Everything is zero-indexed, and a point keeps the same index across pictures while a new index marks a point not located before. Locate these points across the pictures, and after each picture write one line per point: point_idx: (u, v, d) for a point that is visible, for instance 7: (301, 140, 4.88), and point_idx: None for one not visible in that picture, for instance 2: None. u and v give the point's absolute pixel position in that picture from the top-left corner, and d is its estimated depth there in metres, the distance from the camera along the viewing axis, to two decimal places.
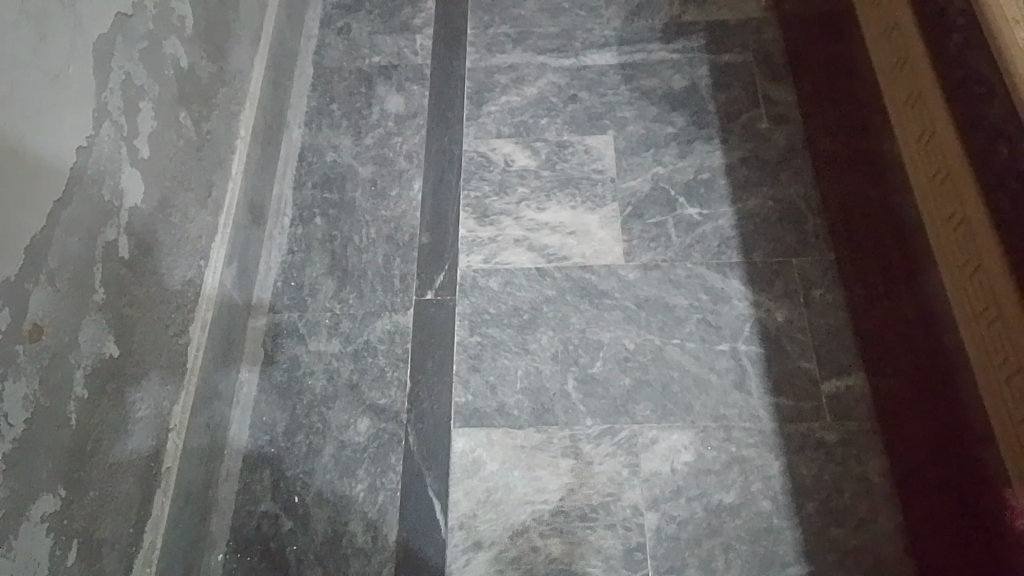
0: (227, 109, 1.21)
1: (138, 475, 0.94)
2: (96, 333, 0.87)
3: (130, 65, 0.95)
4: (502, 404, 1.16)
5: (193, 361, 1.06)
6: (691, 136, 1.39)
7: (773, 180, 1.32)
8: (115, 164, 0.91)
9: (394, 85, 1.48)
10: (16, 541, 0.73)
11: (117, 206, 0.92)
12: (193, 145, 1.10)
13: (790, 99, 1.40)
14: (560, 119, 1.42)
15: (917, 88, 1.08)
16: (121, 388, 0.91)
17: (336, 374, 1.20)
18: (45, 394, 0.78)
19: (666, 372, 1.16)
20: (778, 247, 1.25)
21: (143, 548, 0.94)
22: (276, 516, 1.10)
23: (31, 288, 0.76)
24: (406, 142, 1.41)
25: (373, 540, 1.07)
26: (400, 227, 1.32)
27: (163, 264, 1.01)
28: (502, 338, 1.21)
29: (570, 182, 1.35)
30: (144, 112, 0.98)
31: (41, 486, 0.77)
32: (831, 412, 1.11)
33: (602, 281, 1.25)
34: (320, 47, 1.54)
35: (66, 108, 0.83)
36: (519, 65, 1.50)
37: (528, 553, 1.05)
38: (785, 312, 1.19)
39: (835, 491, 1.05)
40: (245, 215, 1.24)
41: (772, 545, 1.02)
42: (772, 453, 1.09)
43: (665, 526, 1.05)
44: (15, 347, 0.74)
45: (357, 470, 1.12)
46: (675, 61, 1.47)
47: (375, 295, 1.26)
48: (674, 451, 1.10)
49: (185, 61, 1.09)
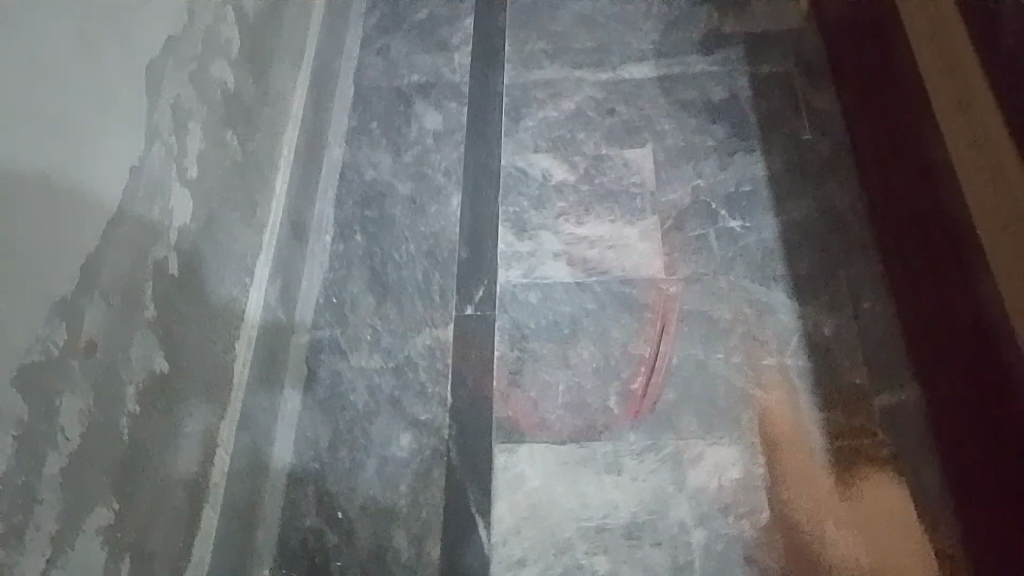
0: (270, 129, 1.23)
1: (186, 489, 0.95)
2: (148, 348, 0.89)
3: (179, 88, 0.98)
4: (544, 419, 1.15)
5: (238, 377, 1.08)
6: (732, 147, 1.37)
7: (817, 190, 1.31)
8: (165, 182, 0.93)
9: (433, 102, 1.50)
10: (71, 552, 0.75)
11: (167, 224, 0.94)
12: (238, 165, 1.12)
13: (833, 108, 1.38)
14: (598, 134, 1.42)
15: (964, 94, 1.05)
16: (169, 403, 0.93)
17: (379, 389, 1.20)
18: (98, 409, 0.80)
19: (711, 385, 1.15)
20: (823, 258, 1.23)
21: (191, 561, 0.95)
22: (321, 531, 1.10)
23: (86, 303, 0.78)
24: (445, 159, 1.43)
25: (417, 555, 1.07)
26: (440, 243, 1.33)
27: (210, 281, 1.03)
28: (543, 353, 1.21)
29: (610, 195, 1.35)
30: (192, 132, 1.00)
31: (95, 498, 0.79)
32: (883, 427, 1.09)
33: (644, 294, 1.24)
34: (359, 68, 1.57)
35: (118, 128, 0.85)
36: (556, 80, 1.50)
37: (573, 570, 1.04)
38: (833, 324, 1.17)
39: (890, 509, 1.03)
40: (288, 233, 1.26)
41: (825, 564, 1.00)
42: (822, 469, 1.07)
43: (713, 544, 1.03)
44: (70, 361, 0.76)
45: (400, 485, 1.12)
46: (714, 73, 1.47)
47: (416, 310, 1.27)
48: (721, 467, 1.08)
49: (232, 83, 1.12)
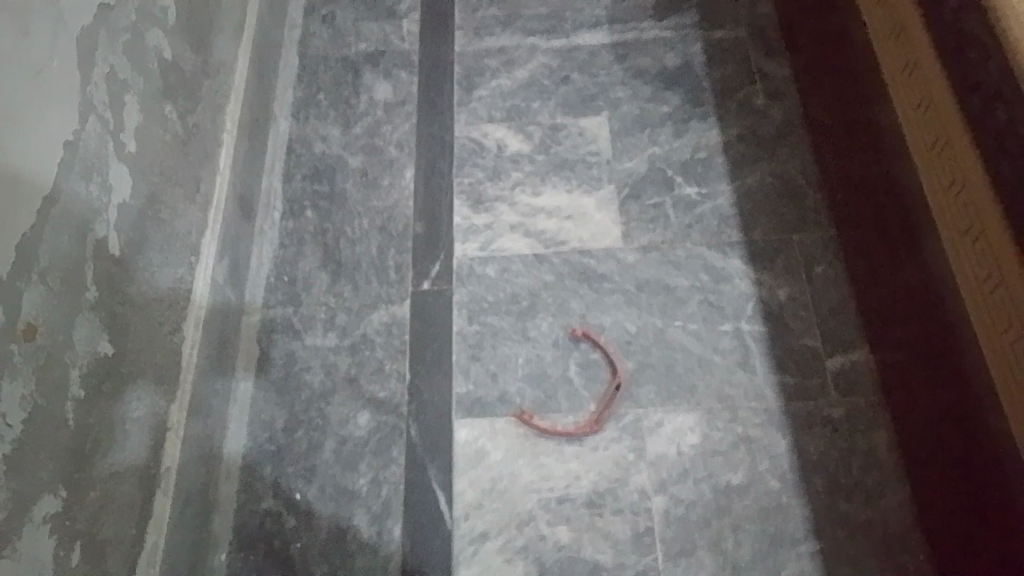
0: (213, 101, 1.18)
1: (137, 476, 0.92)
2: (91, 333, 0.85)
3: (113, 58, 0.93)
4: (503, 392, 1.15)
5: (188, 359, 1.04)
6: (686, 114, 1.37)
7: (770, 156, 1.31)
8: (102, 160, 0.89)
9: (382, 72, 1.46)
10: (19, 544, 0.72)
11: (106, 202, 0.89)
12: (180, 140, 1.08)
13: (785, 74, 1.39)
14: (552, 103, 1.40)
15: (913, 57, 1.07)
16: (116, 388, 0.89)
17: (335, 367, 1.18)
18: (42, 395, 0.76)
19: (669, 353, 1.15)
20: (776, 224, 1.24)
21: (146, 550, 0.92)
22: (279, 513, 1.09)
23: (23, 287, 0.74)
24: (396, 131, 1.39)
25: (378, 534, 1.06)
26: (393, 218, 1.30)
27: (154, 260, 0.99)
28: (502, 326, 1.20)
29: (565, 165, 1.33)
30: (129, 105, 0.96)
31: (43, 488, 0.76)
32: (837, 388, 1.10)
33: (601, 264, 1.24)
34: (305, 37, 1.52)
35: (49, 104, 0.80)
36: (509, 47, 1.47)
37: (535, 541, 1.04)
38: (787, 289, 1.19)
39: (843, 467, 1.05)
40: (235, 209, 1.22)
41: (781, 523, 1.02)
42: (779, 431, 1.08)
43: (673, 509, 1.05)
44: (10, 347, 0.72)
45: (359, 464, 1.11)
46: (667, 39, 1.46)
47: (371, 286, 1.24)
48: (680, 434, 1.09)
49: (169, 53, 1.06)
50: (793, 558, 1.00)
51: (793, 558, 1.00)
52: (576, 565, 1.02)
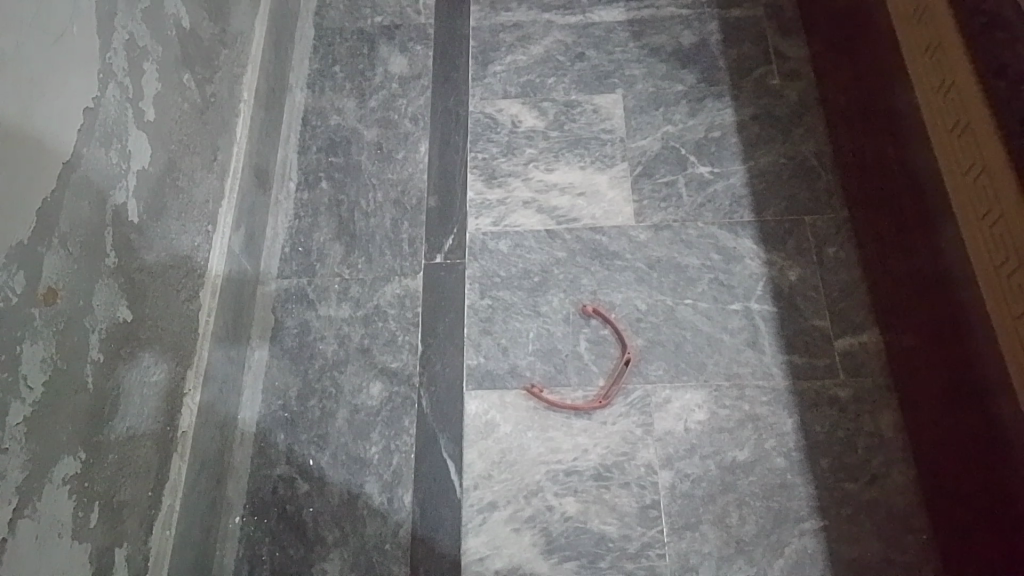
0: (230, 70, 1.19)
1: (154, 439, 0.94)
2: (109, 298, 0.87)
3: (132, 26, 0.93)
4: (514, 365, 1.16)
5: (204, 327, 1.06)
6: (701, 93, 1.37)
7: (785, 137, 1.31)
8: (121, 126, 0.90)
9: (398, 45, 1.46)
10: (39, 503, 0.73)
11: (125, 169, 0.90)
12: (197, 108, 1.08)
13: (801, 54, 1.38)
14: (567, 79, 1.40)
15: (933, 39, 1.06)
16: (134, 352, 0.91)
17: (348, 338, 1.20)
18: (61, 358, 0.78)
19: (678, 331, 1.16)
20: (790, 205, 1.25)
21: (163, 510, 0.95)
22: (292, 479, 1.11)
23: (44, 251, 0.75)
24: (411, 104, 1.40)
25: (389, 501, 1.08)
26: (407, 191, 1.31)
27: (172, 228, 1.00)
28: (513, 301, 1.21)
29: (580, 142, 1.34)
30: (148, 73, 0.96)
31: (63, 449, 0.77)
32: (844, 369, 1.12)
33: (613, 242, 1.24)
34: (321, 8, 1.52)
35: (70, 67, 0.81)
36: (525, 23, 1.47)
37: (543, 512, 1.06)
38: (798, 270, 1.19)
39: (849, 446, 1.07)
40: (251, 180, 1.23)
41: (787, 500, 1.04)
42: (785, 410, 1.10)
43: (679, 484, 1.06)
44: (31, 310, 0.73)
45: (371, 433, 1.13)
46: (685, 17, 1.45)
47: (384, 259, 1.25)
48: (688, 410, 1.11)
49: (187, 21, 1.07)
50: (796, 534, 1.02)
51: (796, 535, 1.02)
52: (582, 536, 1.04)
